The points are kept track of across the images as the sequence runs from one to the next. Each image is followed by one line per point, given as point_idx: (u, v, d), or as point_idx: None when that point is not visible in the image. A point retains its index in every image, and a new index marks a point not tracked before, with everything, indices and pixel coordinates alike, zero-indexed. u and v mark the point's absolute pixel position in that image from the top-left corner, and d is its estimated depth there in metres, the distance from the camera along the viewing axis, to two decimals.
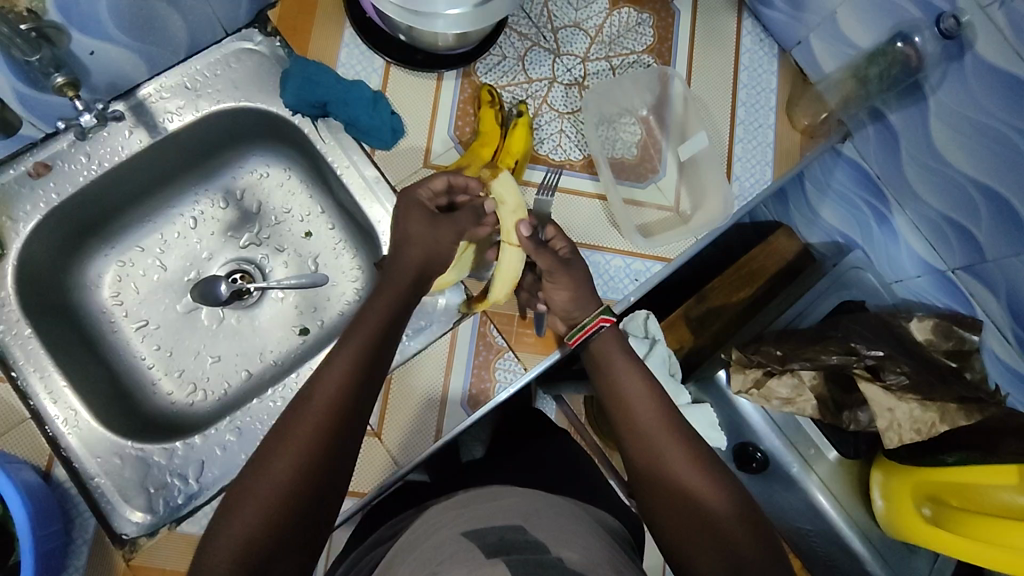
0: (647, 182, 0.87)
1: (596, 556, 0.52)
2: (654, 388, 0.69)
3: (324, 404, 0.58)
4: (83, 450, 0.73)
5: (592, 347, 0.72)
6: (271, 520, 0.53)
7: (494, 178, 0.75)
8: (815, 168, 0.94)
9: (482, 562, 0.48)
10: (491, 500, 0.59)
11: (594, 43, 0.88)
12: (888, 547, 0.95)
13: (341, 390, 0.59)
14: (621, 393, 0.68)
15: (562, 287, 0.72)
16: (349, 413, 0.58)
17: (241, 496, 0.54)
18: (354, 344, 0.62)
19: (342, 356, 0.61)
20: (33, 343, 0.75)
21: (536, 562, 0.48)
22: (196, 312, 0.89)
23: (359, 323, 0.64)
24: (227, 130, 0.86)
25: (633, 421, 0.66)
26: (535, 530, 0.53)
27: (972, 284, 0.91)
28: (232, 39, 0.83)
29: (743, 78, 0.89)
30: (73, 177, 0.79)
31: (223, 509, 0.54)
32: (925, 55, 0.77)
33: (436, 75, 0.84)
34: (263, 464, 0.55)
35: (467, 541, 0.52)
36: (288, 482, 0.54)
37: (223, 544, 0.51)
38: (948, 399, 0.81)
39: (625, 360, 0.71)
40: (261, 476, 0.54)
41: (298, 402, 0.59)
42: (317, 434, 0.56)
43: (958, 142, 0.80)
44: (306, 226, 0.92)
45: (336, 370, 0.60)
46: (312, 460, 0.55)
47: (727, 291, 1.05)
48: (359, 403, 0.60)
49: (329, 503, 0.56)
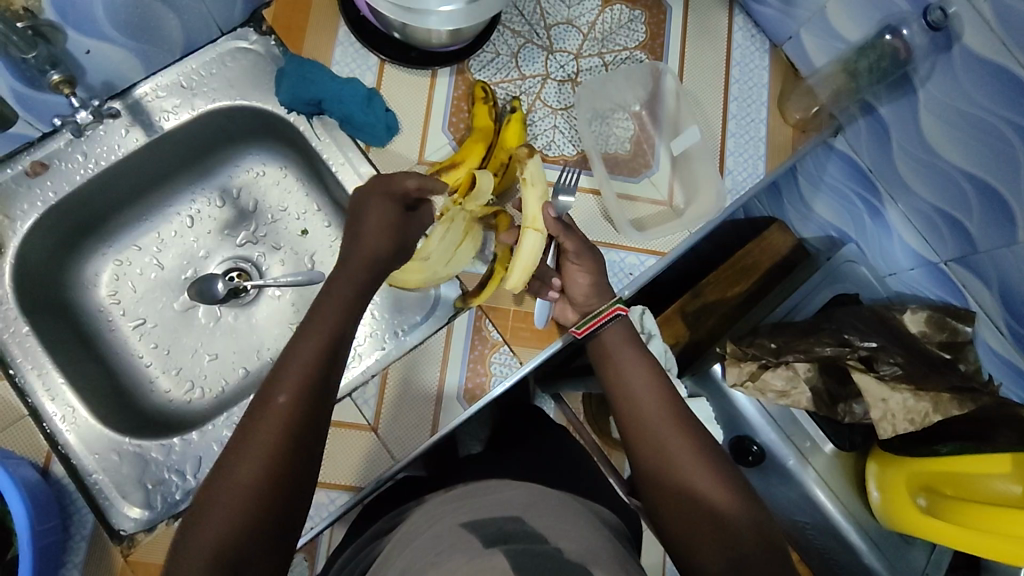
0: (641, 177, 0.88)
1: (592, 545, 0.52)
2: (660, 379, 0.69)
3: (281, 407, 0.57)
4: (80, 446, 0.74)
5: (604, 337, 0.72)
6: (242, 519, 0.53)
7: (529, 157, 0.72)
8: (807, 162, 0.95)
9: (480, 551, 0.49)
10: (489, 493, 0.59)
11: (587, 39, 0.88)
12: (885, 539, 0.95)
13: (299, 390, 0.59)
14: (622, 386, 0.69)
15: (585, 270, 0.75)
16: (309, 411, 0.58)
17: (208, 502, 0.54)
18: (310, 345, 0.62)
19: (299, 353, 0.61)
20: (31, 341, 0.76)
21: (532, 551, 0.49)
22: (194, 310, 0.89)
23: (314, 321, 0.64)
24: (221, 128, 0.87)
25: (638, 411, 0.66)
26: (533, 520, 0.54)
27: (964, 276, 0.91)
28: (228, 38, 0.84)
29: (735, 73, 0.90)
30: (70, 176, 0.79)
31: (193, 513, 0.55)
32: (913, 48, 0.78)
33: (430, 73, 0.84)
34: (228, 467, 0.55)
35: (466, 531, 0.53)
36: (256, 482, 0.54)
37: (197, 547, 0.52)
38: (941, 388, 0.82)
39: (632, 352, 0.71)
40: (227, 476, 0.54)
41: (256, 402, 0.59)
42: (279, 436, 0.56)
43: (950, 135, 0.81)
44: (302, 223, 0.92)
45: (293, 368, 0.60)
46: (278, 458, 0.55)
47: (722, 288, 1.07)
48: (321, 398, 0.60)
49: (300, 498, 0.57)
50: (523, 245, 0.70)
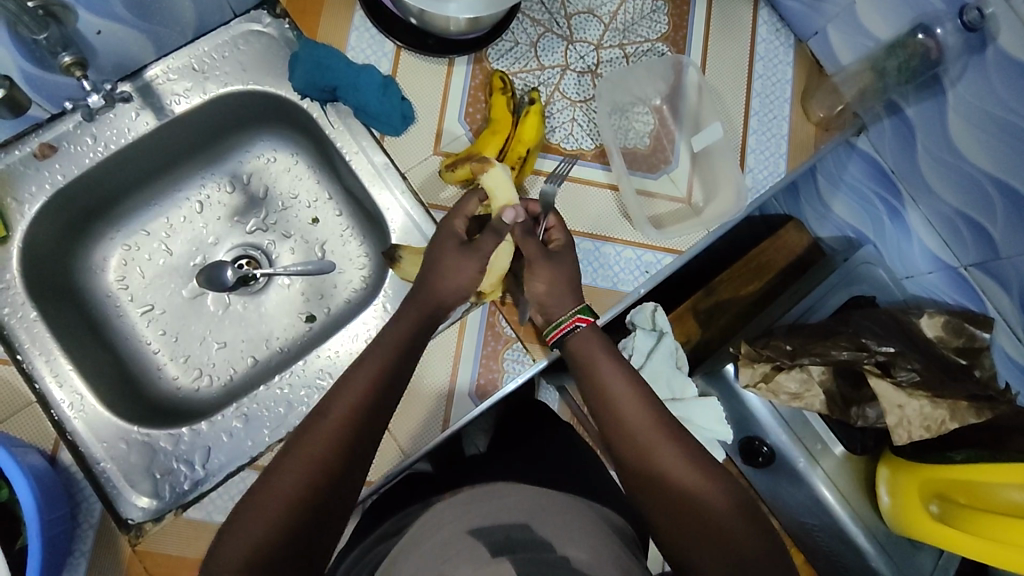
0: (659, 173, 0.86)
1: (601, 554, 0.52)
2: (639, 386, 0.66)
3: (336, 425, 0.59)
4: (88, 434, 0.73)
5: (570, 344, 0.69)
6: (278, 532, 0.53)
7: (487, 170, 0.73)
8: (828, 161, 0.96)
9: (487, 561, 0.48)
10: (494, 498, 0.59)
11: (608, 30, 0.86)
12: (896, 546, 0.94)
13: (358, 408, 0.60)
14: (609, 397, 0.65)
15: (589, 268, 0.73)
16: (365, 428, 0.60)
17: (256, 504, 0.55)
18: (378, 359, 0.64)
19: (362, 372, 0.63)
20: (39, 327, 0.74)
21: (539, 562, 0.48)
22: (202, 297, 0.88)
23: (382, 340, 0.66)
24: (233, 113, 0.85)
25: (624, 423, 0.64)
26: (540, 527, 0.54)
27: (983, 281, 0.91)
28: (241, 20, 0.81)
29: (759, 68, 0.87)
30: (79, 159, 0.78)
31: (229, 518, 0.55)
32: (946, 48, 0.76)
33: (447, 61, 0.82)
34: (282, 471, 0.56)
35: (472, 539, 0.52)
36: (296, 495, 0.55)
37: (230, 557, 0.52)
38: (961, 397, 0.81)
39: (608, 359, 0.68)
40: (280, 481, 0.55)
41: (317, 413, 0.60)
42: (334, 448, 0.57)
43: (978, 138, 0.79)
44: (313, 212, 0.91)
45: (355, 389, 0.61)
46: (323, 475, 0.56)
47: (735, 286, 1.04)
48: (377, 416, 0.61)
49: (336, 511, 0.57)
50: (494, 257, 0.72)
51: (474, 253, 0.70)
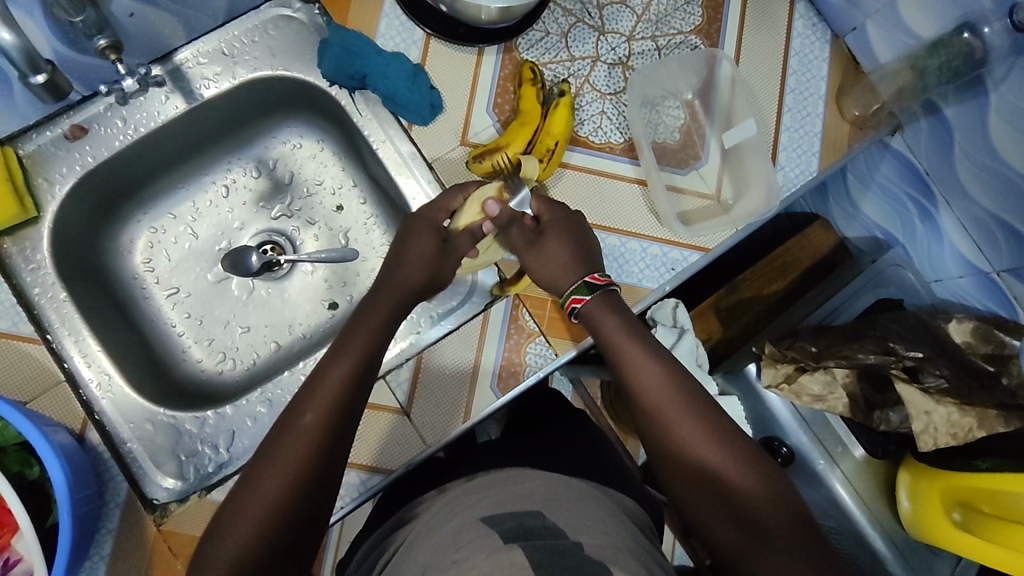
0: (688, 169, 0.85)
1: (615, 541, 0.51)
2: (671, 368, 0.63)
3: (305, 431, 0.56)
4: (116, 414, 0.74)
5: (602, 330, 0.65)
6: (256, 543, 0.52)
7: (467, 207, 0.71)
8: (859, 161, 0.90)
9: (499, 547, 0.48)
10: (508, 485, 0.59)
11: (640, 21, 0.85)
12: (912, 549, 0.94)
13: (326, 411, 0.58)
14: (637, 382, 0.62)
15: None
16: (336, 429, 0.57)
17: (233, 515, 0.53)
18: (344, 357, 0.61)
19: (330, 372, 0.60)
20: (68, 308, 0.75)
21: (555, 549, 0.48)
22: (227, 282, 0.89)
23: (348, 339, 0.63)
24: (260, 98, 0.85)
25: (656, 411, 0.61)
26: (554, 515, 0.53)
27: (1017, 287, 0.89)
28: (271, 5, 0.81)
29: (793, 64, 0.86)
30: (108, 141, 0.78)
31: (210, 530, 0.54)
32: (991, 47, 0.76)
33: (477, 50, 0.81)
34: (257, 480, 0.54)
35: (485, 526, 0.52)
36: (272, 507, 0.53)
37: (210, 569, 0.51)
38: (989, 405, 0.80)
39: (637, 346, 0.64)
40: (256, 490, 0.54)
41: (283, 420, 0.58)
42: (305, 454, 0.55)
43: (1015, 138, 0.79)
44: (338, 199, 0.91)
45: (324, 392, 0.59)
46: (305, 475, 0.55)
47: (760, 283, 1.00)
48: (347, 416, 0.59)
49: (315, 512, 0.55)
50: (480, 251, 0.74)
51: (449, 252, 0.71)
